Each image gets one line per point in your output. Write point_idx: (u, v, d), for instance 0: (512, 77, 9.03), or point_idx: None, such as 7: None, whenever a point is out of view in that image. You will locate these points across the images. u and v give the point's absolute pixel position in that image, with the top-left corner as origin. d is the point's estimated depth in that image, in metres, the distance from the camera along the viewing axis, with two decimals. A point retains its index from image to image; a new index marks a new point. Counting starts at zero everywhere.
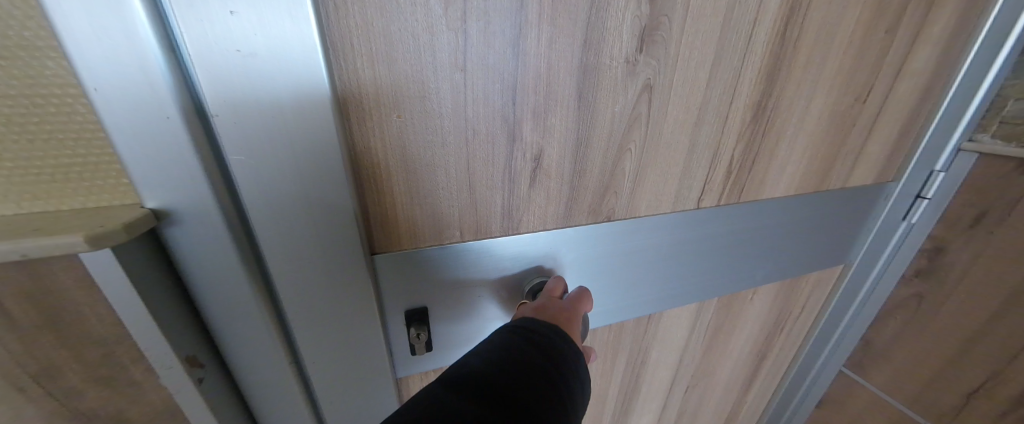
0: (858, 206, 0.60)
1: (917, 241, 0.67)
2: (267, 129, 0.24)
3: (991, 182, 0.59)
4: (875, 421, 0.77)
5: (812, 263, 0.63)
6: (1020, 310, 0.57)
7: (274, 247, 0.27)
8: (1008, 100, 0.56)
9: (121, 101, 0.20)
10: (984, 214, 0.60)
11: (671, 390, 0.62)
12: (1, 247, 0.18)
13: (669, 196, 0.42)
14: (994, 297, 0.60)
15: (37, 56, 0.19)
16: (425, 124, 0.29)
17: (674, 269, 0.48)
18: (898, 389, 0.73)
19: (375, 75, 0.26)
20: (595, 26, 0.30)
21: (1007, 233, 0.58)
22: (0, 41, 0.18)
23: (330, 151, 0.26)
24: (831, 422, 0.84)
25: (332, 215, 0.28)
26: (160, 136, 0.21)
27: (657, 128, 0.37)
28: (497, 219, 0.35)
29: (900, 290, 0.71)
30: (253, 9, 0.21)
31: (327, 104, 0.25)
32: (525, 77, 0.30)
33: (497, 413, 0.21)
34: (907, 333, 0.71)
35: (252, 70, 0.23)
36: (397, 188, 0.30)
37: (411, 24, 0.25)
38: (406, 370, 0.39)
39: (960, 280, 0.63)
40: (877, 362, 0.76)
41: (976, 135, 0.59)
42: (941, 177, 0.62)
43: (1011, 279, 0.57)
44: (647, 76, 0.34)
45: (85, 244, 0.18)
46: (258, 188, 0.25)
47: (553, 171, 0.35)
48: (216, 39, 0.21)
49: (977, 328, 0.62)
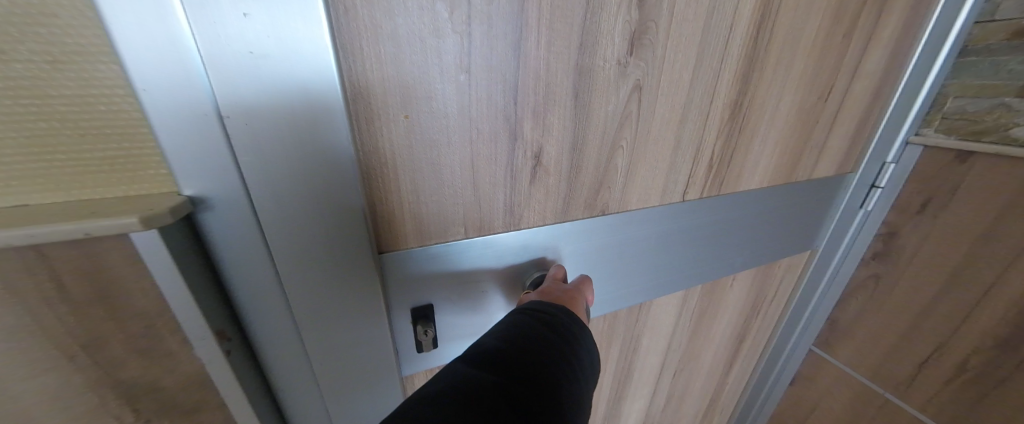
0: (822, 195, 0.66)
1: (874, 227, 0.73)
2: (282, 129, 0.24)
3: (934, 171, 0.65)
4: (842, 394, 0.84)
5: (787, 249, 0.68)
6: (960, 285, 0.64)
7: (289, 245, 0.28)
8: (948, 97, 0.63)
9: (162, 99, 0.21)
10: (929, 201, 0.66)
11: (661, 374, 0.65)
12: (66, 226, 0.20)
13: (657, 190, 0.45)
14: (939, 275, 0.66)
15: (90, 57, 0.20)
16: (432, 123, 0.29)
17: (663, 259, 0.51)
18: (860, 364, 0.80)
19: (382, 76, 0.27)
20: (590, 29, 0.32)
21: (949, 217, 0.64)
22: (56, 41, 0.19)
23: (342, 151, 0.26)
24: (803, 397, 0.91)
25: (343, 213, 0.28)
26: (196, 132, 0.22)
27: (646, 126, 0.39)
28: (500, 215, 0.36)
29: (860, 272, 0.77)
30: (267, 12, 0.22)
31: (338, 104, 0.25)
32: (526, 77, 0.31)
33: (517, 381, 0.25)
34: (867, 312, 0.77)
35: (268, 71, 0.23)
36: (403, 187, 0.31)
37: (418, 27, 0.26)
38: (413, 369, 0.40)
39: (910, 261, 0.70)
40: (842, 339, 0.82)
41: (921, 129, 0.66)
42: (892, 168, 0.68)
43: (953, 257, 0.64)
44: (637, 77, 0.36)
45: (139, 225, 0.20)
46: (273, 188, 0.26)
47: (552, 167, 0.36)
48: (232, 42, 0.22)
49: (926, 303, 0.69)
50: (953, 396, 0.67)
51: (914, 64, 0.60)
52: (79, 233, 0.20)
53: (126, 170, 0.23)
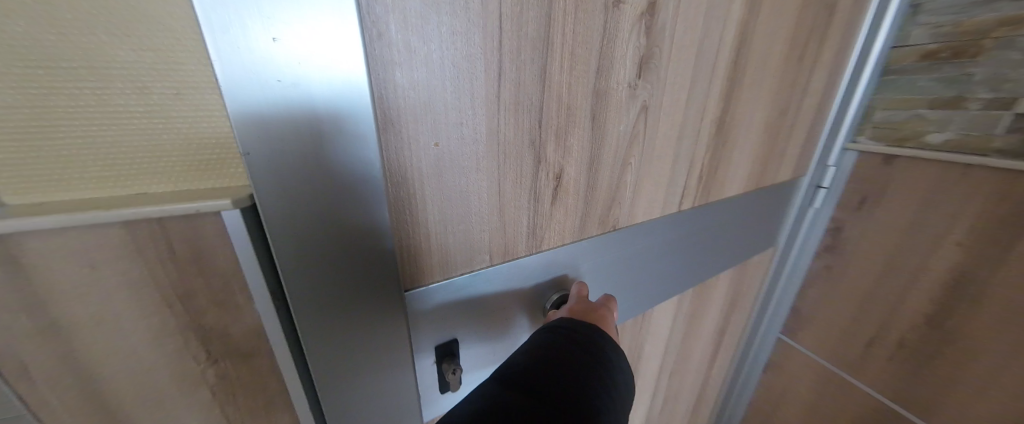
0: (782, 197, 0.73)
1: (822, 223, 0.83)
2: (312, 160, 0.22)
3: (867, 172, 0.75)
4: (807, 375, 0.92)
5: (759, 247, 0.75)
6: (896, 269, 0.73)
7: (304, 287, 0.25)
8: (875, 110, 0.72)
9: (248, 112, 0.20)
10: (865, 198, 0.76)
11: (662, 377, 0.67)
12: (173, 205, 0.21)
13: (658, 203, 0.47)
14: (878, 261, 0.76)
15: (201, 54, 0.22)
16: (460, 149, 0.28)
17: (665, 267, 0.54)
18: (820, 346, 0.89)
19: (412, 102, 0.25)
20: (606, 52, 0.33)
21: (882, 211, 0.74)
22: (175, 41, 0.22)
23: (366, 185, 0.24)
24: (775, 381, 0.99)
25: (365, 250, 0.26)
26: (271, 151, 0.21)
27: (650, 144, 0.41)
28: (523, 239, 0.35)
29: (814, 263, 0.86)
30: (297, 34, 0.20)
31: (365, 134, 0.23)
32: (549, 100, 0.31)
33: (552, 405, 0.24)
34: (822, 298, 0.86)
35: (294, 99, 0.21)
36: (427, 218, 0.29)
37: (449, 51, 0.25)
38: (434, 408, 0.38)
39: (854, 251, 0.79)
40: (803, 325, 0.91)
41: (857, 138, 0.75)
42: (834, 170, 0.78)
43: (888, 245, 0.74)
44: (644, 98, 0.38)
45: (233, 204, 0.22)
46: (294, 227, 0.23)
47: (571, 188, 0.36)
48: (261, 67, 0.19)
49: (869, 287, 0.78)
50: (895, 368, 0.76)
51: (846, 81, 0.69)
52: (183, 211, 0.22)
53: (216, 164, 0.24)
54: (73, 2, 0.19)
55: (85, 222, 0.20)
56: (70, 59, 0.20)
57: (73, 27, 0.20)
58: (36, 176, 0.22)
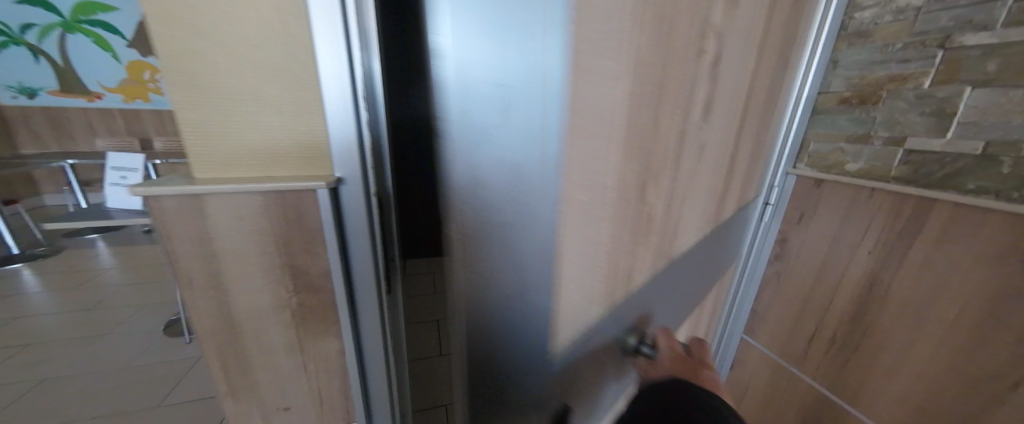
0: (741, 218, 0.82)
1: (771, 235, 0.93)
2: (550, 139, 0.27)
3: (804, 191, 0.84)
4: (765, 372, 1.01)
5: (727, 258, 0.86)
6: (828, 275, 0.83)
7: (518, 260, 0.30)
8: (811, 141, 0.82)
9: (472, 111, 0.26)
10: (802, 214, 0.86)
11: None
12: (305, 184, 0.48)
13: (706, 217, 0.56)
14: (813, 268, 0.86)
15: (316, 115, 0.49)
16: (629, 152, 0.33)
17: (685, 291, 0.62)
18: (772, 344, 0.98)
19: (604, 105, 0.29)
20: (716, 82, 0.42)
21: (812, 223, 0.84)
22: (308, 109, 0.49)
23: (577, 169, 0.29)
24: (739, 378, 1.08)
25: (566, 231, 0.30)
26: (484, 140, 0.27)
27: (715, 161, 0.51)
28: (656, 240, 0.43)
29: (766, 269, 0.96)
30: (533, 37, 0.25)
31: (579, 122, 0.28)
32: (682, 120, 0.39)
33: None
34: (776, 301, 0.96)
35: (528, 93, 0.26)
36: (605, 209, 0.33)
37: (634, 64, 0.30)
38: None
39: (796, 258, 0.89)
40: (758, 325, 1.01)
41: (796, 165, 0.85)
42: (776, 192, 0.88)
43: (820, 253, 0.84)
44: (720, 124, 0.47)
45: (328, 185, 0.49)
46: (523, 204, 0.28)
47: (682, 199, 0.45)
48: (504, 67, 0.25)
49: (807, 290, 0.88)
50: (828, 361, 0.86)
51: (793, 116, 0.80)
52: (310, 186, 0.49)
53: (318, 163, 0.52)
54: (278, 96, 0.47)
55: (272, 188, 0.48)
56: (274, 118, 0.48)
57: (274, 106, 0.48)
58: (254, 163, 0.50)
